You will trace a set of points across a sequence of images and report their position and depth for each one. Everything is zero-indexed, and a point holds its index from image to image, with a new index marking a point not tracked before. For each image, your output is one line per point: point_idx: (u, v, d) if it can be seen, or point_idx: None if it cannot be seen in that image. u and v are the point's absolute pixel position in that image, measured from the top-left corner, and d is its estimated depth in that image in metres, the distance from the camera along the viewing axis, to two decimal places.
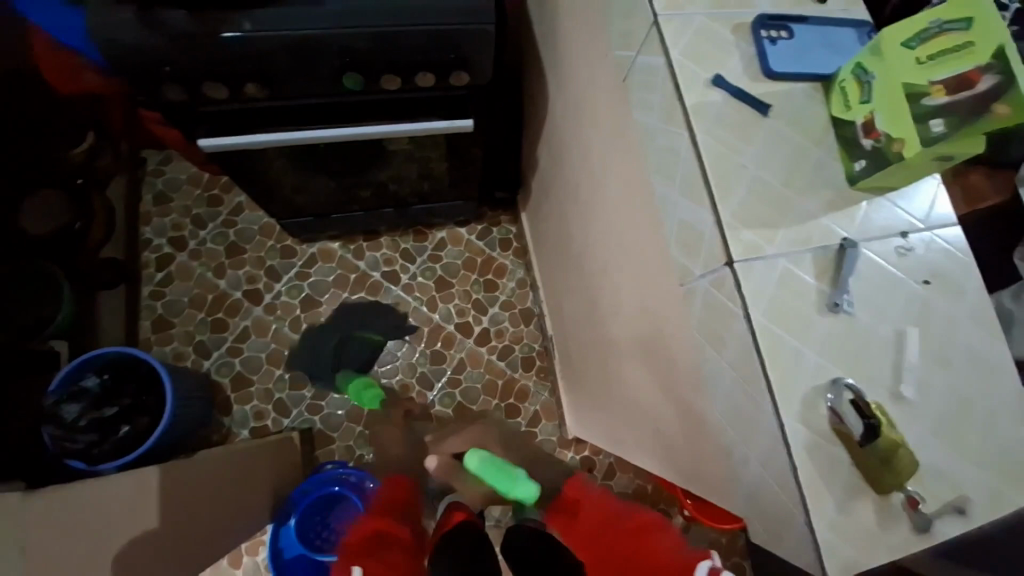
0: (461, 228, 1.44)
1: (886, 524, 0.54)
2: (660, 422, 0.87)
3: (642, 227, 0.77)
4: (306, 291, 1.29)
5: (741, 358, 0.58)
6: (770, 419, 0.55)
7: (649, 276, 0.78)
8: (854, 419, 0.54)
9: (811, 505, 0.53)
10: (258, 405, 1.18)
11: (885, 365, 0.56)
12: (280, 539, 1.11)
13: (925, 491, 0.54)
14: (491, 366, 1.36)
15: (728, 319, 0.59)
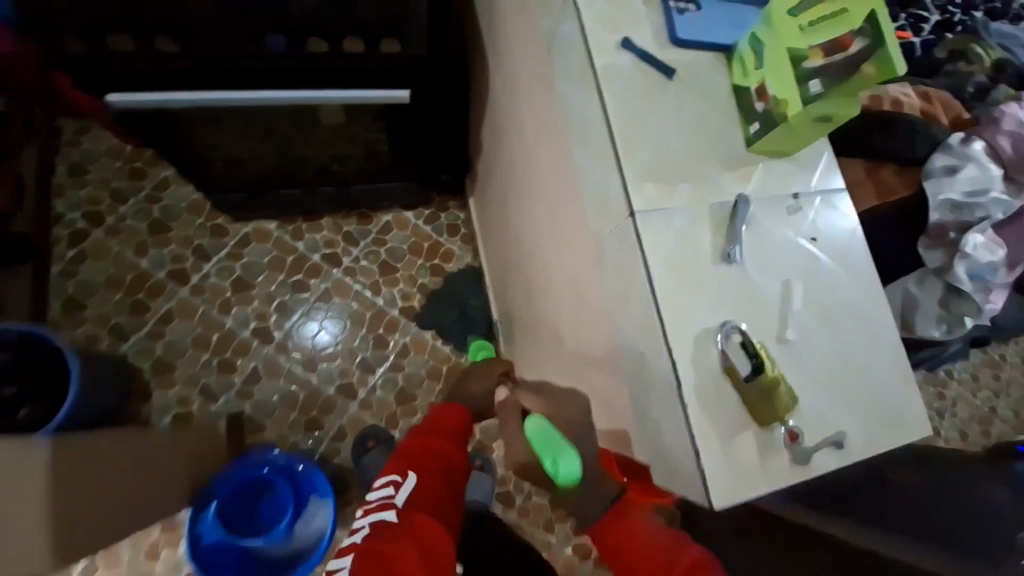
0: (408, 211, 1.34)
1: (768, 455, 0.41)
2: (588, 401, 0.74)
3: (572, 218, 0.61)
4: (238, 273, 1.22)
5: (659, 382, 0.43)
6: (665, 371, 0.42)
7: (570, 243, 0.64)
8: (740, 358, 0.41)
9: (698, 432, 0.40)
10: (181, 391, 1.13)
11: (808, 377, 0.43)
12: (198, 525, 0.91)
13: (805, 422, 0.42)
14: (435, 352, 1.27)
15: (645, 331, 0.45)
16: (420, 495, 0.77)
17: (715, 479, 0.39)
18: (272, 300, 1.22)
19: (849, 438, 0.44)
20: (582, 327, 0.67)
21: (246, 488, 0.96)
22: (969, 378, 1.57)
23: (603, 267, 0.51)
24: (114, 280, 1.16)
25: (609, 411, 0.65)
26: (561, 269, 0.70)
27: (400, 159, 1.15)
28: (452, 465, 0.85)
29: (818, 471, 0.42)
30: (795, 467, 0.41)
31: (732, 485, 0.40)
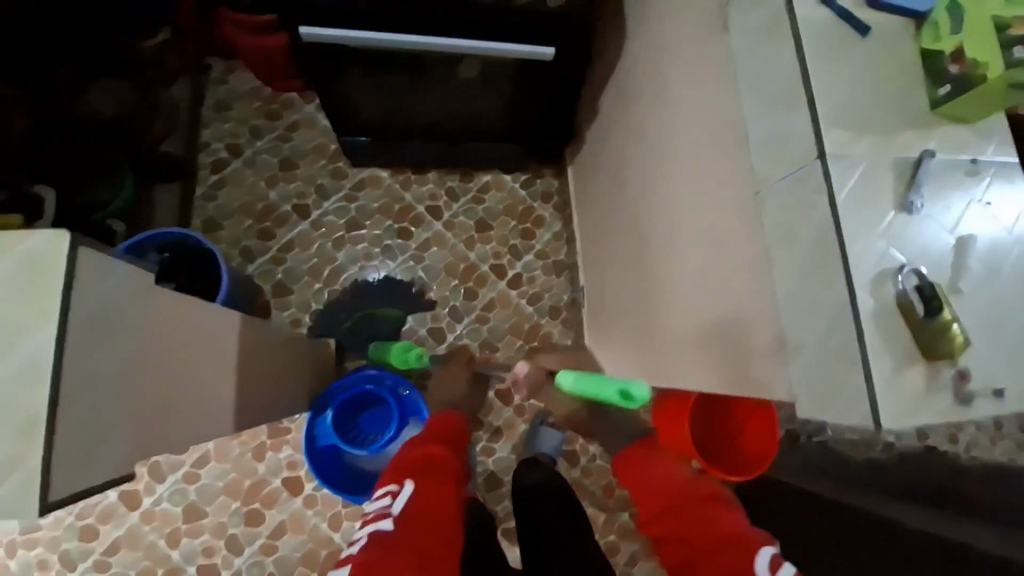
0: (506, 174, 1.40)
1: (933, 392, 0.43)
2: (689, 359, 0.77)
3: (723, 170, 0.63)
4: (351, 213, 1.32)
5: (824, 312, 0.47)
6: (837, 297, 0.46)
7: (708, 195, 0.67)
8: (915, 299, 0.44)
9: (871, 357, 0.43)
10: (294, 312, 1.26)
11: (976, 328, 0.45)
12: (314, 427, 1.02)
13: (973, 367, 0.44)
14: (519, 311, 1.34)
15: (818, 265, 0.48)
16: (417, 503, 0.75)
17: (884, 401, 0.43)
18: (379, 243, 1.32)
19: (1012, 391, 0.45)
20: (705, 282, 0.71)
21: (352, 402, 1.06)
22: None
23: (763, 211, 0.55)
24: (246, 206, 1.30)
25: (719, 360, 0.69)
26: (687, 222, 0.74)
27: (515, 121, 1.21)
28: (449, 474, 0.85)
29: (979, 415, 0.44)
30: (962, 408, 0.43)
31: (899, 408, 0.43)
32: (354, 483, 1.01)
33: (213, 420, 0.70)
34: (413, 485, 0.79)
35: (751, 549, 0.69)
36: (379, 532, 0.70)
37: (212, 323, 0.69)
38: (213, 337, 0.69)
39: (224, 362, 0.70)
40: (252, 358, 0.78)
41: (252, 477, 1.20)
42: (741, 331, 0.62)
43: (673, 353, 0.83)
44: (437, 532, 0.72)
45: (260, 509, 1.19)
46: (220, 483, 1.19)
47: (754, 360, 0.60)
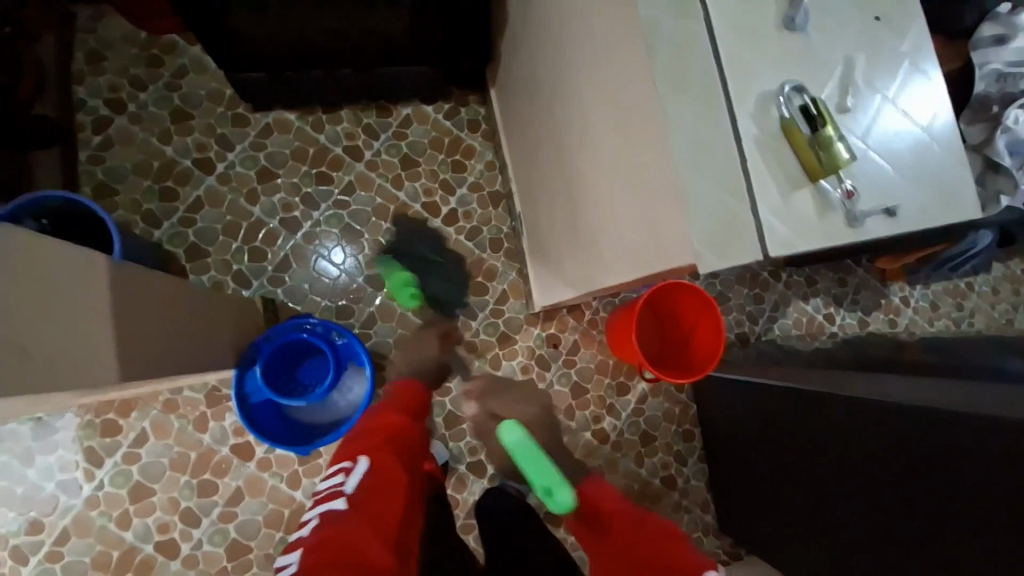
0: (427, 104, 1.32)
1: (823, 215, 0.45)
2: (605, 251, 0.76)
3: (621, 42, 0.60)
4: (262, 162, 1.23)
5: (718, 149, 0.46)
6: (722, 126, 0.46)
7: (612, 64, 0.63)
8: (801, 119, 0.45)
9: (755, 188, 0.45)
10: (216, 275, 1.17)
11: (864, 145, 0.47)
12: (246, 384, 0.96)
13: (859, 185, 0.46)
14: (459, 247, 1.29)
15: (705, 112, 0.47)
16: (369, 478, 0.81)
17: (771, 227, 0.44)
18: (297, 191, 1.23)
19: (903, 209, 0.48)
20: (611, 163, 0.67)
21: (288, 353, 1.02)
22: (990, 292, 1.65)
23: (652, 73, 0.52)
24: (142, 167, 1.19)
25: (629, 242, 0.66)
26: (593, 103, 0.69)
27: (421, 42, 1.11)
28: (405, 448, 0.91)
29: (870, 233, 0.46)
30: (850, 226, 0.45)
31: (783, 235, 0.45)
32: (297, 435, 0.99)
33: (92, 364, 0.59)
34: (367, 460, 0.83)
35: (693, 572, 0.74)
36: (332, 512, 0.75)
37: (54, 256, 0.57)
38: (63, 267, 0.58)
39: (82, 299, 0.59)
40: (138, 304, 0.68)
41: (197, 448, 1.15)
42: (646, 211, 0.60)
43: (594, 251, 0.81)
44: (390, 506, 0.78)
45: (212, 478, 1.15)
46: (165, 458, 1.15)
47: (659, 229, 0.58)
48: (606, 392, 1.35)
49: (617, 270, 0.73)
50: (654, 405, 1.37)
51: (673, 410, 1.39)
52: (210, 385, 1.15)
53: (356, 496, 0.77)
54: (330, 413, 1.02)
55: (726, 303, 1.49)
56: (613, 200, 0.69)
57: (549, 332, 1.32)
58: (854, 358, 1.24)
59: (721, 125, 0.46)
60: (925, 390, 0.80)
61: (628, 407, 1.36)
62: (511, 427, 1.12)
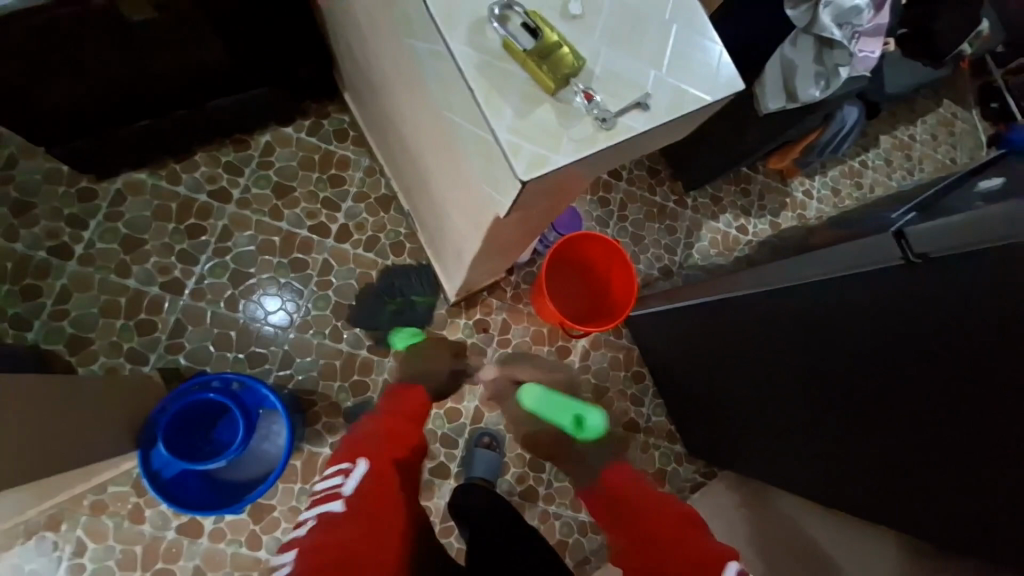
0: (285, 126, 1.27)
1: (568, 124, 0.48)
2: (449, 219, 0.79)
3: (385, 33, 0.64)
4: (125, 232, 1.16)
5: (452, 81, 0.50)
6: (444, 59, 0.50)
7: (383, 38, 0.67)
8: (519, 32, 0.48)
9: (488, 110, 0.48)
10: (108, 360, 1.10)
11: (593, 42, 0.51)
12: (152, 462, 0.92)
13: (597, 85, 0.49)
14: (360, 261, 1.25)
15: (442, 69, 0.52)
16: (368, 481, 0.81)
17: (516, 152, 0.47)
18: (171, 250, 1.17)
19: (652, 97, 0.50)
20: (420, 132, 0.71)
21: (191, 417, 0.99)
22: (884, 163, 1.71)
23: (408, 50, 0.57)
24: None
25: (455, 202, 0.70)
26: (390, 79, 0.73)
27: (245, 60, 1.05)
28: (403, 454, 0.90)
29: (624, 124, 0.48)
30: (596, 122, 0.48)
31: (533, 158, 0.47)
32: (223, 497, 0.95)
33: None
34: (366, 463, 0.83)
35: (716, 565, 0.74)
36: (328, 514, 0.76)
37: None
38: None
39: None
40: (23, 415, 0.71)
41: (141, 541, 1.09)
42: (449, 168, 0.64)
43: (445, 224, 0.84)
44: (386, 511, 0.79)
45: (166, 566, 1.09)
46: (110, 560, 1.07)
47: (462, 182, 0.62)
48: (548, 359, 1.35)
49: (462, 235, 0.77)
50: (600, 357, 1.38)
51: (618, 357, 1.40)
52: (134, 473, 1.09)
53: (355, 502, 0.77)
54: (259, 463, 0.99)
55: (643, 241, 1.50)
56: (433, 166, 0.73)
57: (476, 318, 1.31)
58: (765, 258, 1.26)
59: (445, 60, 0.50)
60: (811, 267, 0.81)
61: (573, 368, 1.36)
62: (530, 387, 1.25)
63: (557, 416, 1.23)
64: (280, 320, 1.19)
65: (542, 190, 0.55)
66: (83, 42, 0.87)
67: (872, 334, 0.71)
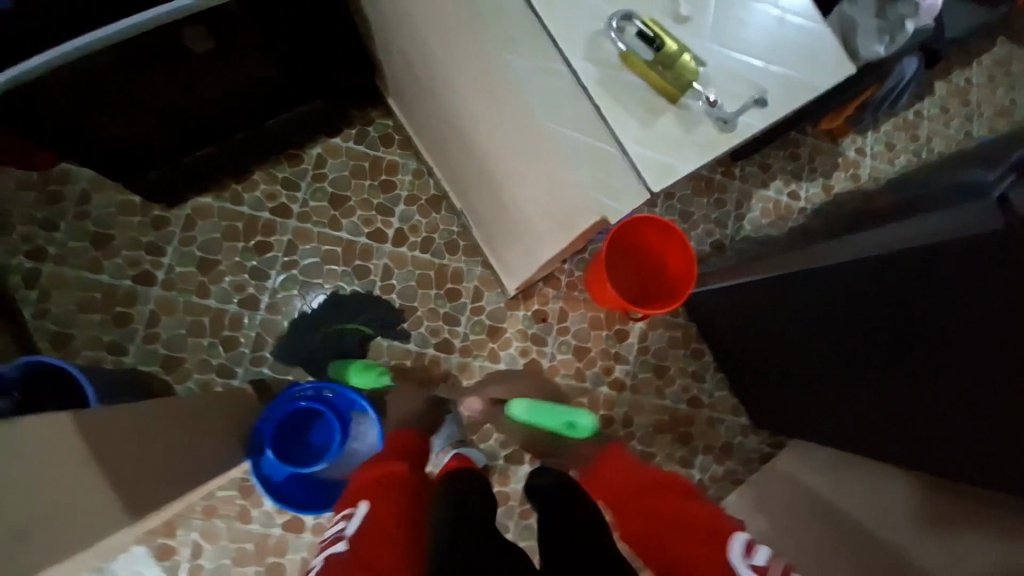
0: (333, 137, 1.29)
1: (691, 127, 0.56)
2: (513, 217, 0.85)
3: (466, 67, 0.69)
4: (199, 255, 1.22)
5: (572, 98, 0.58)
6: (564, 76, 0.58)
7: (450, 54, 0.72)
8: (637, 44, 0.56)
9: (615, 126, 0.56)
10: (199, 376, 1.18)
11: (707, 45, 0.58)
12: (262, 468, 1.00)
13: (715, 88, 0.56)
14: (418, 262, 1.28)
15: (559, 88, 0.59)
16: (371, 518, 0.75)
17: (644, 162, 0.56)
18: (242, 268, 1.22)
19: (768, 94, 0.57)
20: (488, 140, 0.76)
21: (291, 425, 1.05)
22: (940, 112, 1.62)
23: (506, 76, 0.63)
24: (86, 303, 1.18)
25: (525, 204, 0.76)
26: (453, 91, 0.78)
27: (294, 74, 1.08)
28: (402, 488, 0.83)
29: (743, 123, 0.56)
30: (716, 124, 0.56)
31: (660, 165, 0.56)
32: (329, 496, 1.00)
33: (96, 518, 0.65)
34: (363, 506, 0.78)
35: (722, 535, 0.74)
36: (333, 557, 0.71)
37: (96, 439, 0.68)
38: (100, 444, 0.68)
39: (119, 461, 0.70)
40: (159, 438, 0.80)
41: (251, 539, 1.18)
42: (527, 174, 0.70)
43: (506, 221, 0.89)
44: (389, 545, 0.71)
45: (276, 559, 1.18)
46: (226, 558, 1.17)
47: (541, 189, 0.68)
48: (606, 343, 1.36)
49: (528, 233, 0.83)
50: (657, 337, 1.39)
51: (675, 336, 1.40)
52: (236, 479, 1.17)
53: (358, 536, 0.72)
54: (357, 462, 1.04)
55: (691, 218, 1.49)
56: (500, 170, 0.78)
57: (533, 308, 1.33)
58: (826, 227, 1.23)
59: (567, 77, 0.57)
60: (897, 232, 0.80)
61: (632, 351, 1.37)
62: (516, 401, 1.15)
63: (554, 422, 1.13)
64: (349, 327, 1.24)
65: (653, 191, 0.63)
66: (150, 73, 0.90)
67: (972, 300, 0.69)
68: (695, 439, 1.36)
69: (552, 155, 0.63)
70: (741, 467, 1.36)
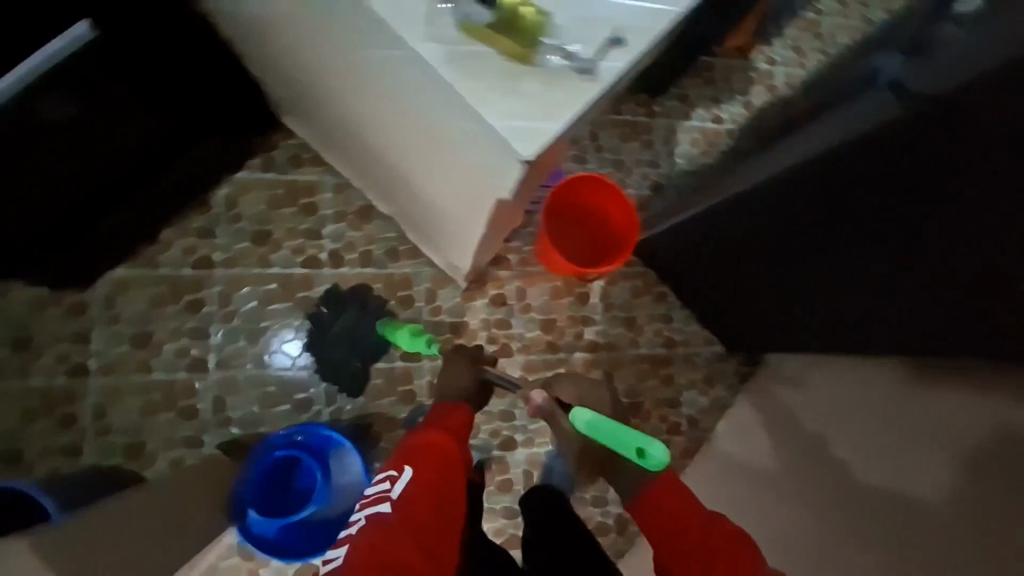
0: (239, 172, 1.21)
1: (556, 85, 0.52)
2: (440, 214, 0.81)
3: (343, 73, 0.66)
4: (131, 331, 1.15)
5: (431, 81, 0.53)
6: (414, 61, 0.53)
7: (323, 65, 0.68)
8: (476, 10, 0.52)
9: (475, 103, 0.51)
10: (167, 454, 1.12)
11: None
12: (253, 532, 0.96)
13: (570, 40, 0.53)
14: (362, 278, 1.22)
15: (415, 75, 0.54)
16: (417, 489, 0.77)
17: (514, 133, 0.50)
18: (181, 332, 1.16)
19: (628, 34, 0.54)
20: (390, 142, 0.73)
21: (272, 480, 1.02)
22: (837, 6, 1.64)
23: (377, 73, 0.60)
24: (23, 411, 1.10)
25: (445, 196, 0.73)
26: (341, 102, 0.75)
27: (173, 119, 1.00)
28: (452, 465, 0.84)
29: (609, 67, 0.52)
30: (580, 75, 0.52)
31: (532, 133, 0.51)
32: (327, 535, 0.96)
33: None
34: (412, 468, 0.79)
35: None
36: (379, 518, 0.73)
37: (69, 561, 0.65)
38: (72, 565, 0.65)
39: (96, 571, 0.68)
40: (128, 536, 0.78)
41: None
42: (435, 164, 0.67)
43: (436, 220, 0.86)
44: (430, 521, 0.73)
45: None
46: None
47: (453, 173, 0.65)
48: (571, 309, 1.36)
49: (459, 226, 0.79)
50: (619, 291, 1.39)
51: (636, 285, 1.40)
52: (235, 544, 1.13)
53: (402, 508, 0.74)
54: (347, 493, 0.99)
55: (625, 166, 1.48)
56: (412, 170, 0.75)
57: (491, 294, 1.31)
58: (755, 145, 1.23)
59: (415, 61, 0.53)
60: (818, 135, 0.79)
61: (598, 310, 1.37)
62: (578, 409, 0.93)
63: (618, 445, 0.89)
64: (310, 361, 1.19)
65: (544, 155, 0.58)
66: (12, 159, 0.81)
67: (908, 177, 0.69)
68: (678, 378, 1.38)
69: (446, 139, 0.60)
70: (727, 392, 1.39)
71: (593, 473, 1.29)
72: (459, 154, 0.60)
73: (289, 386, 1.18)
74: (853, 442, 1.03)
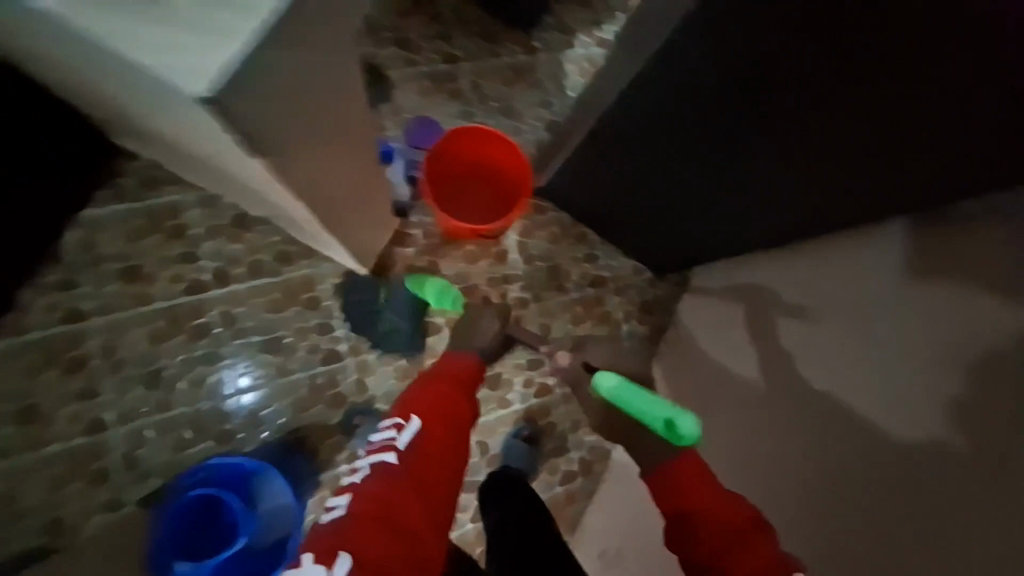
0: (84, 209, 1.08)
1: None
2: (272, 194, 0.70)
3: (60, 52, 0.53)
4: (12, 407, 1.04)
5: (60, 27, 0.39)
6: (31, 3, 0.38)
7: (48, 50, 0.56)
8: None
9: (105, 37, 0.36)
10: (90, 523, 1.04)
11: None
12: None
13: None
14: (255, 291, 1.14)
15: (49, 24, 0.40)
16: (425, 442, 0.81)
17: (170, 69, 0.36)
18: (70, 397, 1.06)
19: None
20: (170, 126, 0.62)
21: (190, 527, 0.97)
22: None
23: (57, 40, 0.46)
24: None
25: (247, 173, 0.61)
26: (107, 91, 0.63)
27: None
28: (457, 416, 0.87)
29: None
30: None
31: (198, 63, 0.37)
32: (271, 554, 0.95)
33: None
34: (421, 419, 0.83)
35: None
36: (385, 466, 0.77)
37: None
38: None
39: None
40: None
41: None
42: (203, 137, 0.54)
43: (278, 202, 0.75)
44: (434, 473, 0.79)
45: None
46: None
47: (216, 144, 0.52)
48: (491, 272, 1.29)
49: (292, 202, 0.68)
50: (537, 241, 1.32)
51: (555, 231, 1.33)
52: None
53: (410, 462, 0.78)
54: (277, 510, 0.98)
55: None
56: (211, 153, 0.64)
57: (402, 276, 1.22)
58: None
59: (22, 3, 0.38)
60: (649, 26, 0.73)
61: (520, 266, 1.31)
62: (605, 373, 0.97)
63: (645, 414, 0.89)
64: (222, 390, 1.11)
65: (309, 111, 0.51)
66: None
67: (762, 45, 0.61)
68: (616, 315, 1.34)
69: (163, 103, 0.46)
70: (666, 317, 1.36)
71: (548, 424, 1.27)
72: (185, 118, 0.47)
73: (204, 423, 1.10)
74: (817, 355, 0.86)
